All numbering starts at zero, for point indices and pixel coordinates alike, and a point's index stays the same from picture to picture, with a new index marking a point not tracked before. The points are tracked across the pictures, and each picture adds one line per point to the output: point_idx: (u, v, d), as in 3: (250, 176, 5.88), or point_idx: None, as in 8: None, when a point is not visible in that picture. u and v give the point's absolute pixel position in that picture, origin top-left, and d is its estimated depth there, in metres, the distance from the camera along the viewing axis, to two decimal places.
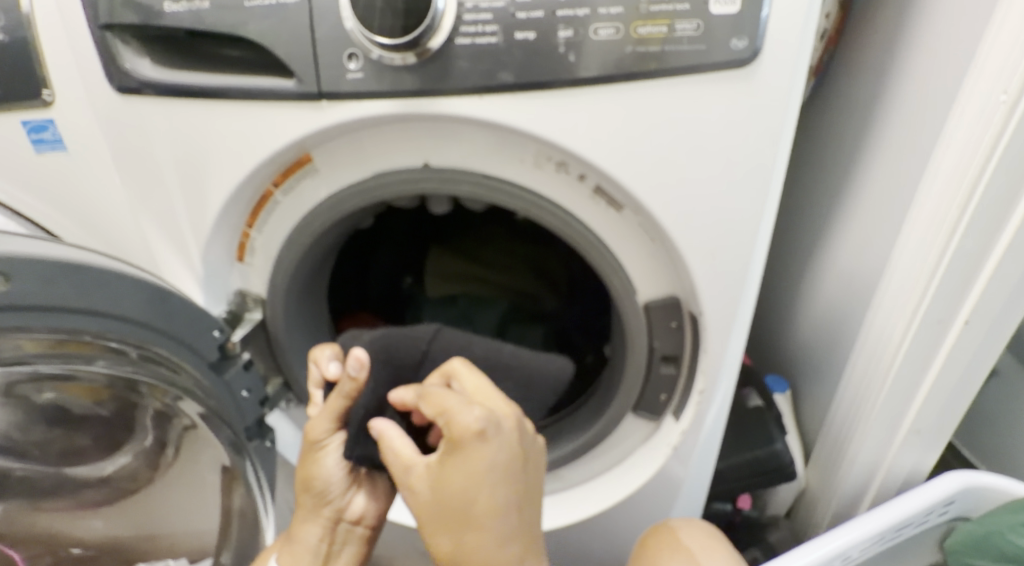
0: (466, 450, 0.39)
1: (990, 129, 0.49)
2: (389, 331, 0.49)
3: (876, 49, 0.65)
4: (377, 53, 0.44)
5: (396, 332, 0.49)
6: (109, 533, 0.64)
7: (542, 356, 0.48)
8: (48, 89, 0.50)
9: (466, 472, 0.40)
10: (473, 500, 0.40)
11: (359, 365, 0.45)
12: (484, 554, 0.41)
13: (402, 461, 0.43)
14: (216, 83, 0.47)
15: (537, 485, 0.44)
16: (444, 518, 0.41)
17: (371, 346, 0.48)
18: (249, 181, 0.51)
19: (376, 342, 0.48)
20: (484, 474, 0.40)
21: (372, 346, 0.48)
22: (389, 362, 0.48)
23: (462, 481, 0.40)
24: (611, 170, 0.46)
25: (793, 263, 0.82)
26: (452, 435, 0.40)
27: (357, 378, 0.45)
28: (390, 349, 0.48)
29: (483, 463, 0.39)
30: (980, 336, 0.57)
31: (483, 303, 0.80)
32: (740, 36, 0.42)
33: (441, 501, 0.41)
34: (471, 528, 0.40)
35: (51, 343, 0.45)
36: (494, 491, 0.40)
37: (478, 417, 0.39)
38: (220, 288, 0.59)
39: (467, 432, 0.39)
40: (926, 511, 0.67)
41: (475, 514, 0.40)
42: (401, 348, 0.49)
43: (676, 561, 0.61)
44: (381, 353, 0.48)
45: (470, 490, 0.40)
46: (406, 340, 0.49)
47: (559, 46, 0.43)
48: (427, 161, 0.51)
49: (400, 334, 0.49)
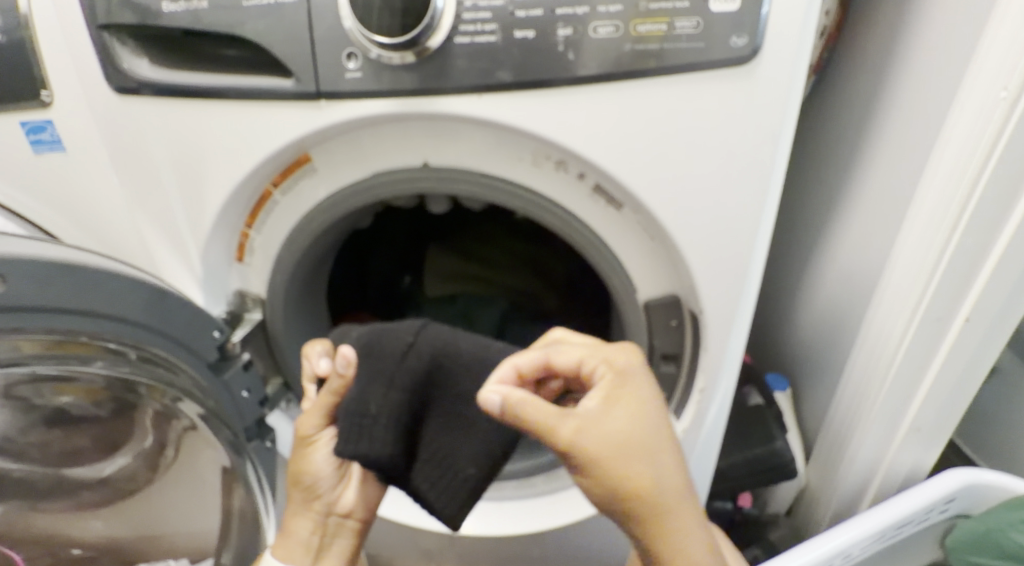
0: (635, 376, 0.40)
1: (989, 126, 0.49)
2: (377, 328, 0.49)
3: (876, 45, 0.65)
4: (376, 52, 0.44)
5: (378, 330, 0.49)
6: (108, 534, 0.64)
7: None
8: (45, 90, 0.50)
9: (647, 394, 0.39)
10: (659, 421, 0.39)
11: (345, 363, 0.46)
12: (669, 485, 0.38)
13: (556, 411, 0.37)
14: (214, 82, 0.47)
15: None
16: (638, 447, 0.37)
17: (356, 341, 0.49)
18: (249, 180, 0.51)
19: (362, 339, 0.48)
20: (658, 399, 0.40)
21: (357, 340, 0.48)
22: (371, 356, 0.48)
23: (644, 404, 0.39)
24: (611, 169, 0.46)
25: (794, 261, 0.82)
26: (617, 366, 0.39)
27: (344, 375, 0.47)
28: (373, 343, 0.48)
29: (652, 388, 0.40)
30: (980, 333, 0.57)
31: (484, 302, 0.80)
32: (739, 34, 0.42)
33: (632, 428, 0.38)
34: (663, 453, 0.38)
35: (47, 345, 0.45)
36: (665, 418, 0.40)
37: (630, 353, 0.41)
38: (219, 287, 0.59)
39: (630, 363, 0.40)
40: (926, 510, 0.67)
41: (661, 435, 0.39)
42: (385, 341, 0.48)
43: None
44: (365, 348, 0.48)
45: (656, 411, 0.39)
46: (391, 334, 0.48)
47: (558, 45, 0.43)
48: (426, 160, 0.51)
49: (387, 331, 0.49)
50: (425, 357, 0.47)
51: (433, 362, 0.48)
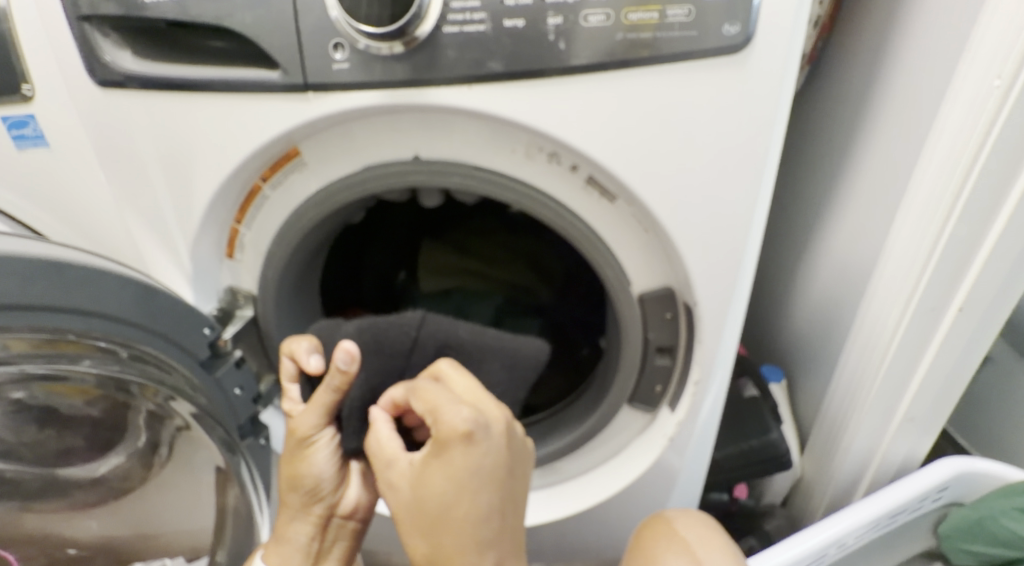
0: (451, 448, 0.39)
1: (983, 115, 0.48)
2: (376, 321, 0.48)
3: (870, 33, 0.64)
4: (364, 42, 0.43)
5: (383, 322, 0.48)
6: (103, 533, 0.64)
7: (522, 337, 0.48)
8: (27, 84, 0.49)
9: (451, 471, 0.39)
10: (451, 500, 0.39)
11: (349, 359, 0.44)
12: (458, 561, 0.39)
13: (386, 456, 0.43)
14: (201, 75, 0.47)
15: (524, 494, 0.43)
16: (422, 520, 0.40)
17: (360, 338, 0.47)
18: (238, 174, 0.50)
19: (364, 333, 0.47)
20: (462, 479, 0.39)
21: (360, 337, 0.47)
22: (378, 352, 0.47)
23: (442, 483, 0.39)
24: (604, 161, 0.45)
25: (788, 252, 0.82)
26: (436, 435, 0.40)
27: (347, 373, 0.45)
28: (379, 339, 0.47)
29: (462, 466, 0.39)
30: (974, 323, 0.57)
31: (480, 297, 0.79)
32: (732, 21, 0.42)
33: (423, 501, 0.40)
34: (451, 532, 0.39)
35: (36, 343, 0.44)
36: (474, 497, 0.39)
37: (466, 418, 0.39)
38: (210, 284, 0.59)
39: (451, 433, 0.39)
40: (920, 498, 0.67)
41: (452, 516, 0.39)
42: (390, 335, 0.48)
43: (671, 549, 0.59)
44: (370, 345, 0.47)
45: (455, 491, 0.39)
46: (394, 328, 0.48)
47: (549, 34, 0.43)
48: (417, 153, 0.50)
49: (389, 322, 0.48)
50: (431, 351, 0.48)
51: (440, 354, 0.48)
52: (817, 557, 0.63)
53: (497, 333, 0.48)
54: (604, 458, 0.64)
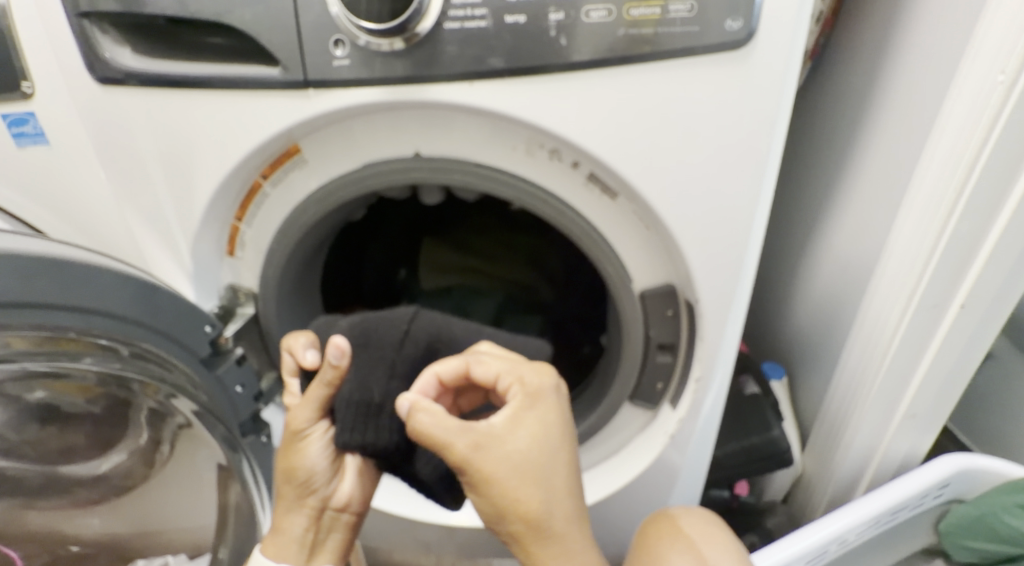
0: (543, 402, 0.43)
1: (986, 111, 0.48)
2: (366, 316, 0.49)
3: (873, 29, 0.64)
4: (364, 39, 0.43)
5: (373, 317, 0.49)
6: (105, 532, 0.64)
7: (522, 340, 0.49)
8: (27, 81, 0.49)
9: (547, 422, 0.42)
10: (554, 446, 0.42)
11: (339, 354, 0.44)
12: (558, 503, 0.42)
13: (458, 429, 0.40)
14: (201, 72, 0.46)
15: None
16: (529, 472, 0.41)
17: (349, 332, 0.48)
18: (239, 171, 0.50)
19: (355, 328, 0.48)
20: (556, 427, 0.43)
21: (350, 331, 0.48)
22: (368, 346, 0.48)
23: (544, 432, 0.42)
24: (605, 157, 0.45)
25: (790, 248, 0.81)
26: (528, 388, 0.42)
27: (338, 367, 0.45)
28: (368, 332, 0.48)
29: (555, 414, 0.43)
30: (976, 320, 0.57)
31: (480, 295, 0.78)
32: (734, 17, 0.41)
33: (529, 452, 0.41)
34: (555, 475, 0.42)
35: (37, 341, 0.44)
36: (566, 441, 0.43)
37: (547, 375, 0.44)
38: (211, 282, 0.59)
39: (541, 386, 0.43)
40: (920, 495, 0.67)
41: (555, 461, 0.42)
42: (381, 330, 0.48)
43: (675, 545, 0.59)
44: (360, 338, 0.48)
45: (554, 436, 0.42)
46: (385, 323, 0.48)
47: (550, 30, 0.42)
48: (418, 150, 0.50)
49: (380, 318, 0.49)
50: (423, 344, 0.48)
51: (429, 349, 0.48)
52: (818, 553, 0.62)
53: (495, 334, 0.49)
54: (606, 455, 0.64)
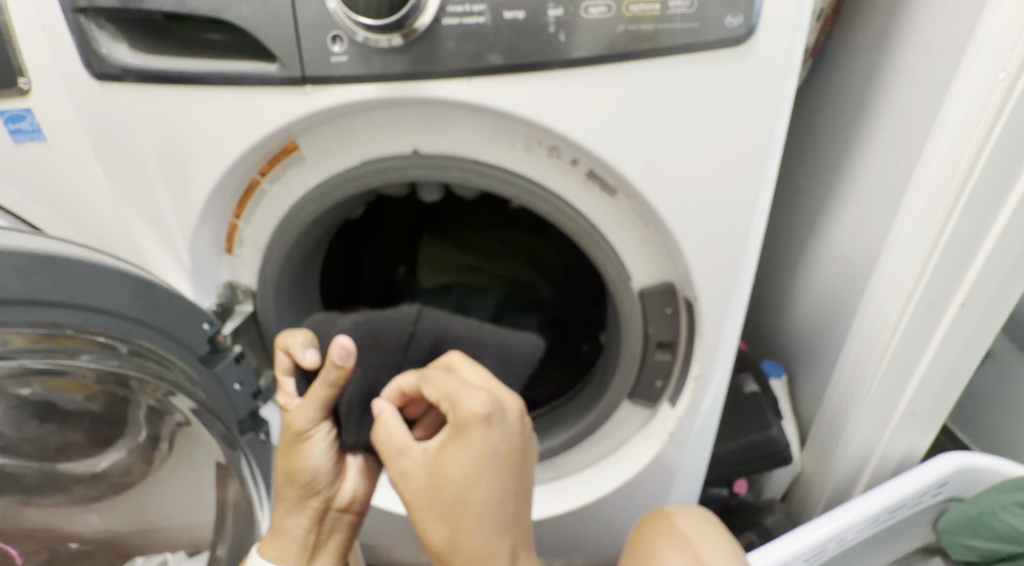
0: (468, 433, 0.40)
1: (987, 109, 0.48)
2: (371, 315, 0.49)
3: (873, 26, 0.64)
4: (362, 35, 0.43)
5: (377, 316, 0.49)
6: (104, 529, 0.63)
7: (517, 332, 0.49)
8: (24, 77, 0.49)
9: (466, 457, 0.39)
10: (470, 486, 0.39)
11: (344, 354, 0.44)
12: (474, 547, 0.40)
13: (394, 448, 0.43)
14: (199, 68, 0.46)
15: (530, 480, 0.44)
16: (436, 506, 0.40)
17: (355, 332, 0.48)
18: (237, 167, 0.50)
19: (360, 328, 0.48)
20: (477, 463, 0.39)
21: (355, 331, 0.48)
22: (374, 348, 0.48)
23: (460, 469, 0.39)
24: (605, 155, 0.45)
25: (789, 246, 0.81)
26: (453, 418, 0.40)
27: (342, 367, 0.45)
28: (375, 333, 0.48)
29: (477, 451, 0.39)
30: (976, 317, 0.57)
31: (479, 292, 0.78)
32: (735, 14, 0.41)
33: (440, 486, 0.40)
34: (467, 514, 0.39)
35: (35, 338, 0.44)
36: (491, 480, 0.40)
37: (483, 402, 0.40)
38: (209, 280, 0.59)
39: (469, 417, 0.39)
40: (919, 493, 0.67)
41: (469, 501, 0.40)
42: (386, 330, 0.48)
43: (671, 544, 0.59)
44: (367, 339, 0.48)
45: (472, 474, 0.39)
46: (390, 323, 0.48)
47: (549, 26, 0.42)
48: (416, 147, 0.50)
49: (384, 316, 0.49)
50: (427, 346, 0.48)
51: (434, 349, 0.49)
52: (818, 551, 0.62)
53: (490, 329, 0.48)
54: (604, 453, 0.64)
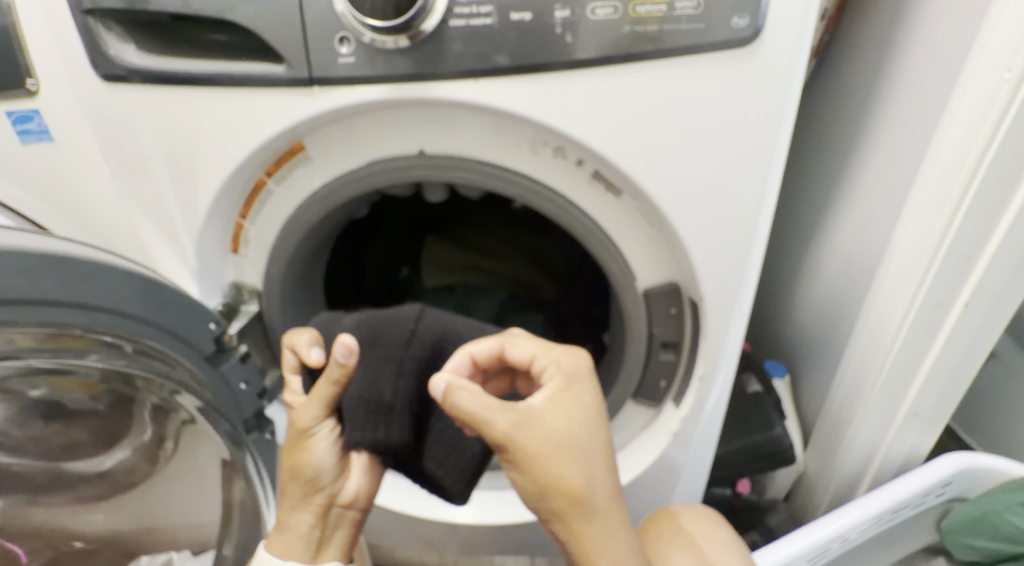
0: (580, 380, 0.41)
1: (993, 109, 0.48)
2: (374, 314, 0.49)
3: (879, 25, 0.64)
4: (369, 36, 0.43)
5: (380, 315, 0.49)
6: (110, 528, 0.64)
7: None
8: (31, 78, 0.49)
9: (588, 399, 0.41)
10: (597, 427, 0.40)
11: (347, 352, 0.44)
12: (602, 489, 0.39)
13: (498, 404, 0.38)
14: (205, 68, 0.46)
15: None
16: (573, 448, 0.39)
17: (356, 330, 0.49)
18: (243, 168, 0.50)
19: (363, 326, 0.49)
20: (595, 406, 0.41)
21: (357, 330, 0.48)
22: (376, 345, 0.48)
23: (586, 410, 0.40)
24: (609, 155, 0.45)
25: (794, 246, 0.81)
26: (565, 367, 0.41)
27: (345, 365, 0.45)
28: (375, 330, 0.48)
29: (593, 395, 0.41)
30: (981, 317, 0.57)
31: (481, 293, 0.80)
32: (741, 14, 0.41)
33: (572, 428, 0.39)
34: (597, 454, 0.40)
35: (41, 338, 0.44)
36: (605, 423, 0.41)
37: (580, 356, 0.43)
38: (215, 279, 0.59)
39: (576, 367, 0.42)
40: (924, 493, 0.67)
41: (597, 442, 0.40)
42: (387, 329, 0.48)
43: (675, 544, 0.59)
44: (367, 337, 0.48)
45: (594, 416, 0.40)
46: (391, 321, 0.49)
47: (555, 27, 0.42)
48: (422, 148, 0.50)
49: (386, 316, 0.49)
50: (427, 344, 0.48)
51: (435, 346, 0.48)
52: (821, 551, 0.63)
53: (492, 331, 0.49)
54: None
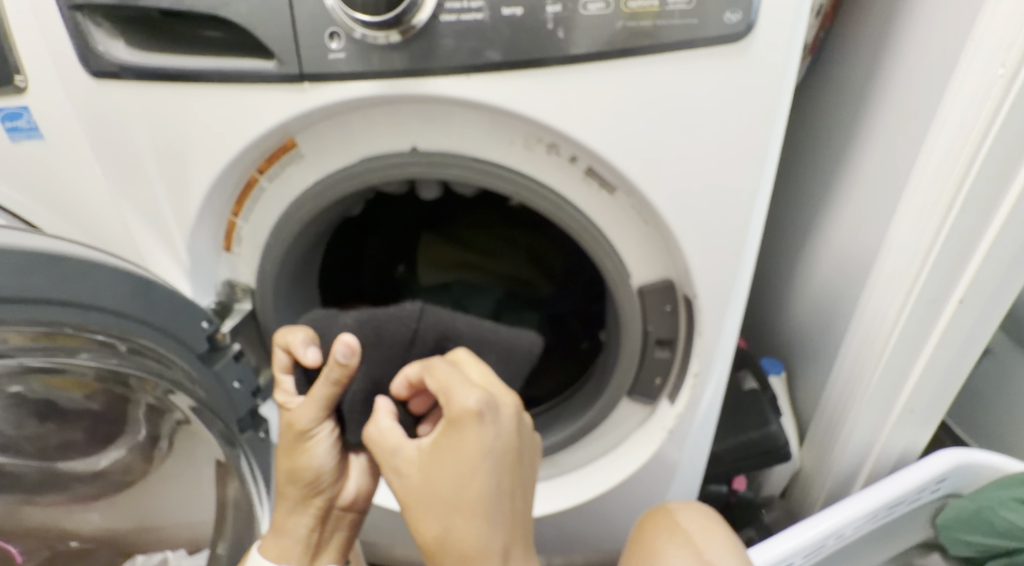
0: (461, 429, 0.40)
1: (987, 104, 0.48)
2: (375, 312, 0.49)
3: (873, 21, 0.64)
4: (360, 32, 0.43)
5: (381, 314, 0.49)
6: (106, 527, 0.63)
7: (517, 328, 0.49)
8: (21, 75, 0.48)
9: (460, 453, 0.40)
10: (464, 483, 0.40)
11: (349, 352, 0.45)
12: (465, 546, 0.40)
13: (387, 447, 0.43)
14: (196, 65, 0.46)
15: (531, 480, 0.44)
16: (431, 502, 0.40)
17: (359, 329, 0.48)
18: (235, 165, 0.50)
19: (365, 325, 0.48)
20: (468, 461, 0.40)
21: (359, 329, 0.48)
22: (379, 345, 0.48)
23: (454, 465, 0.40)
24: (603, 152, 0.45)
25: (789, 243, 0.81)
26: (449, 414, 0.40)
27: (347, 365, 0.45)
28: (379, 331, 0.48)
29: (468, 448, 0.40)
30: (976, 313, 0.57)
31: (479, 291, 0.77)
32: (733, 10, 0.41)
33: (434, 484, 0.40)
34: (460, 511, 0.40)
35: (34, 336, 0.44)
36: (482, 478, 0.40)
37: (478, 398, 0.40)
38: (209, 278, 0.59)
39: (460, 414, 0.40)
40: (919, 489, 0.67)
41: (462, 500, 0.40)
42: (389, 328, 0.48)
43: (670, 542, 0.59)
44: (371, 337, 0.48)
45: (463, 473, 0.40)
46: (393, 320, 0.48)
47: (548, 22, 0.42)
48: (415, 145, 0.50)
49: (387, 314, 0.49)
50: (430, 342, 0.49)
51: (440, 346, 0.49)
52: (816, 547, 0.63)
53: (489, 327, 0.49)
54: (603, 451, 0.64)
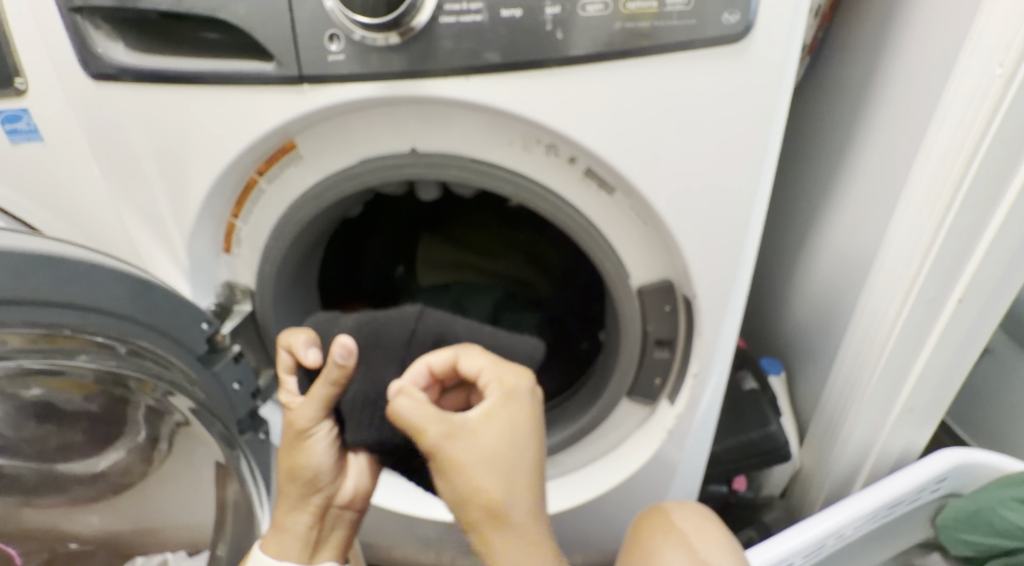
0: (519, 400, 0.43)
1: (985, 104, 0.48)
2: (375, 315, 0.51)
3: (871, 21, 0.64)
4: (359, 33, 0.43)
5: (379, 317, 0.50)
6: (104, 530, 0.64)
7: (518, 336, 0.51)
8: (20, 77, 0.49)
9: (520, 419, 0.42)
10: (525, 447, 0.42)
11: (346, 353, 0.44)
12: (522, 506, 0.41)
13: (433, 414, 0.40)
14: (195, 67, 0.46)
15: None
16: (496, 463, 0.41)
17: (359, 332, 0.50)
18: (234, 166, 0.50)
19: (363, 326, 0.50)
20: (529, 426, 0.43)
21: (359, 331, 0.50)
22: (378, 345, 0.50)
23: (516, 430, 0.42)
24: (602, 152, 0.45)
25: (788, 243, 0.82)
26: (507, 386, 0.43)
27: (344, 366, 0.45)
28: (378, 333, 0.50)
29: (528, 416, 0.43)
30: (974, 313, 0.57)
31: (479, 290, 0.77)
32: (732, 10, 0.41)
33: (497, 446, 0.41)
34: (521, 472, 0.41)
35: (33, 338, 0.44)
36: (536, 443, 0.43)
37: (527, 378, 0.44)
38: (208, 279, 0.59)
39: (518, 386, 0.43)
40: (919, 489, 0.67)
41: (522, 462, 0.42)
42: (388, 330, 0.50)
43: (666, 542, 0.59)
44: (370, 338, 0.50)
45: (524, 437, 0.42)
46: (392, 322, 0.50)
47: (546, 23, 0.42)
48: (414, 146, 0.50)
49: (386, 316, 0.50)
50: (429, 343, 0.50)
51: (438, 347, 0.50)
52: (816, 547, 0.63)
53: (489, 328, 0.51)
54: (602, 451, 0.64)
